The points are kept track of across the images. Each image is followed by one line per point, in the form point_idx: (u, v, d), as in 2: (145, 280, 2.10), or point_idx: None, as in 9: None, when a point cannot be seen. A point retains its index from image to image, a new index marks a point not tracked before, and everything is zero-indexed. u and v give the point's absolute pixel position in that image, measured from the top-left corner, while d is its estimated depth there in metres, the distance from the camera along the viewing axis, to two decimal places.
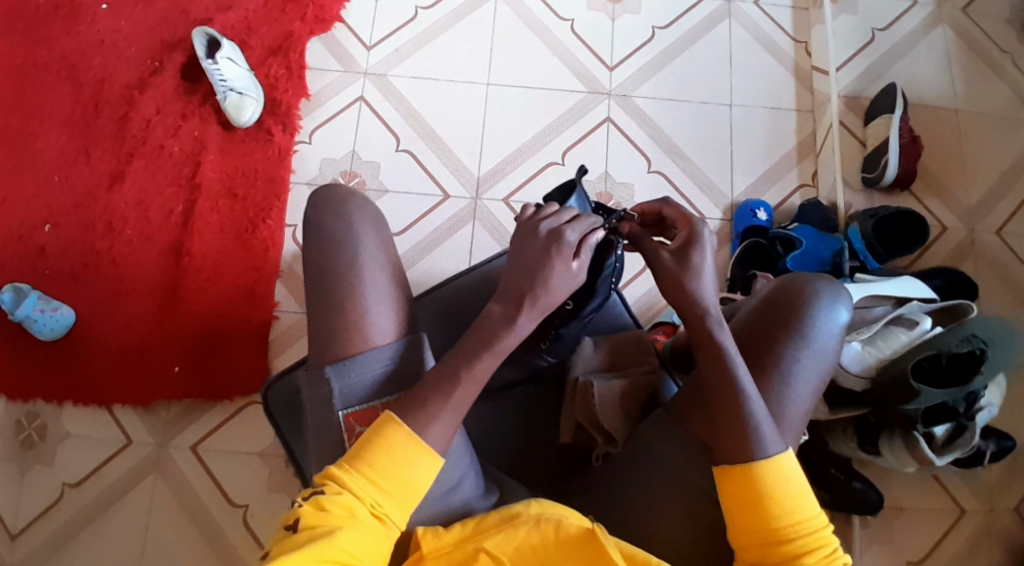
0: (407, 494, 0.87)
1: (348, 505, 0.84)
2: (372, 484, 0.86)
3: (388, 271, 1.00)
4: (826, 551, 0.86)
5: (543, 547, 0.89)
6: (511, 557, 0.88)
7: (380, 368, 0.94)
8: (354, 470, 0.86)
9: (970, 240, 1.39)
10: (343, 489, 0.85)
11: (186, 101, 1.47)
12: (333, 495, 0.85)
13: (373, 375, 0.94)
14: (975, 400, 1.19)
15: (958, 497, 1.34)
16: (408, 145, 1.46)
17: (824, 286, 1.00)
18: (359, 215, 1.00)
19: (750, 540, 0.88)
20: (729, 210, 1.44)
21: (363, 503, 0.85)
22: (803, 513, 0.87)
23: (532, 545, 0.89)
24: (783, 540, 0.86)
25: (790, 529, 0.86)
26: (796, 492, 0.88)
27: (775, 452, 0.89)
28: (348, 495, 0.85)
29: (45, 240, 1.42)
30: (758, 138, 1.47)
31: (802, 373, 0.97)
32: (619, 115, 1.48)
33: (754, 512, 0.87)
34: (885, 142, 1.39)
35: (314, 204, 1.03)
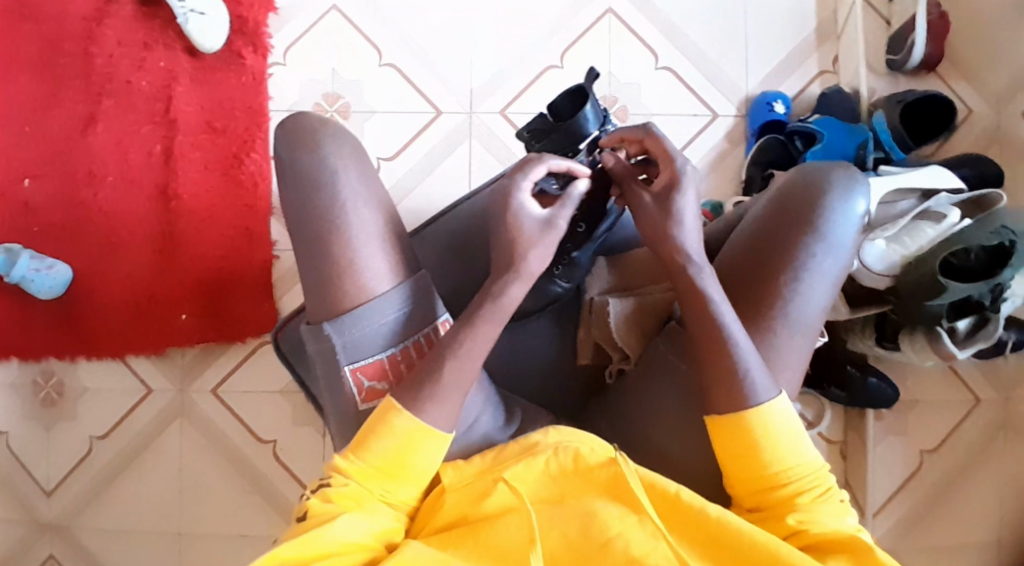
0: (415, 478, 0.86)
1: (354, 495, 0.84)
2: (377, 472, 0.85)
3: (395, 248, 0.94)
4: (818, 491, 0.85)
5: (561, 478, 0.87)
6: (532, 488, 0.87)
7: (382, 320, 0.91)
8: (358, 459, 0.85)
9: (995, 125, 1.30)
10: (347, 479, 0.85)
11: (147, 30, 1.35)
12: (338, 487, 0.84)
13: (375, 328, 0.91)
14: (1001, 292, 1.20)
15: (972, 386, 1.36)
16: (393, 58, 1.35)
17: (840, 174, 0.95)
18: (348, 185, 0.92)
19: (748, 488, 0.86)
20: (745, 105, 1.34)
21: (370, 492, 0.85)
22: (796, 463, 0.85)
23: (551, 474, 0.87)
24: (776, 488, 0.85)
25: (780, 475, 0.85)
26: (789, 444, 0.85)
27: (770, 396, 0.86)
28: (354, 485, 0.85)
29: (27, 196, 1.35)
30: (774, 20, 1.34)
31: (819, 270, 0.93)
32: (621, 5, 1.35)
33: (749, 465, 0.86)
34: (912, 19, 1.26)
35: (283, 170, 0.94)
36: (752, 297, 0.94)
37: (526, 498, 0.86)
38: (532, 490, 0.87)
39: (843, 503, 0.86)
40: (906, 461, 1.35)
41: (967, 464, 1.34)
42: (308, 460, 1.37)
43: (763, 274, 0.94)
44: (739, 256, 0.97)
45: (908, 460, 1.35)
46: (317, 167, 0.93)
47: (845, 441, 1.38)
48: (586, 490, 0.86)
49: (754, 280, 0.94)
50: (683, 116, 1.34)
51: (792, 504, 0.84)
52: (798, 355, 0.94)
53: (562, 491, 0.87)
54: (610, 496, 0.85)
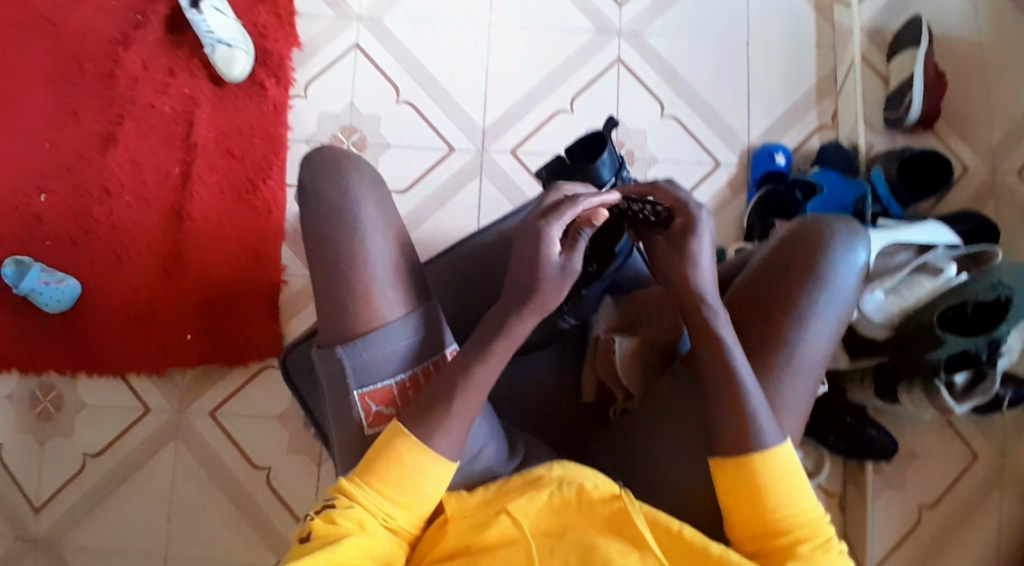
0: (419, 505, 0.85)
1: (358, 519, 0.83)
2: (383, 497, 0.84)
3: (404, 259, 0.95)
4: (824, 539, 0.85)
5: (563, 513, 0.86)
6: (534, 520, 0.85)
7: (393, 347, 0.91)
8: (364, 483, 0.85)
9: (991, 181, 1.34)
10: (353, 503, 0.84)
11: (173, 57, 1.40)
12: (343, 509, 0.83)
13: (386, 354, 0.91)
14: (997, 348, 1.18)
15: (970, 441, 1.36)
16: (409, 95, 1.40)
17: (844, 226, 0.97)
18: (366, 203, 0.94)
19: (751, 534, 0.85)
20: (746, 154, 1.38)
21: (375, 517, 0.84)
22: (802, 512, 0.85)
23: (553, 508, 0.86)
24: (778, 535, 0.84)
25: (787, 522, 0.84)
26: (797, 491, 0.85)
27: (776, 441, 0.87)
28: (359, 508, 0.84)
29: (40, 210, 1.38)
30: (777, 76, 1.40)
31: (822, 318, 0.94)
32: (629, 56, 1.41)
33: (752, 510, 0.85)
34: (909, 79, 1.32)
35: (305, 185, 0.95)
36: (755, 342, 0.95)
37: (527, 531, 0.85)
38: (534, 524, 0.86)
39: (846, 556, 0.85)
40: (904, 516, 1.34)
41: (966, 521, 1.33)
42: (301, 489, 1.35)
43: (767, 321, 0.95)
44: (743, 301, 0.98)
45: (907, 514, 1.34)
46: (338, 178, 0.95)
47: (844, 494, 1.37)
48: (591, 528, 0.85)
49: (758, 326, 0.96)
50: (687, 163, 1.38)
51: (793, 553, 0.83)
52: (801, 398, 0.95)
53: (564, 525, 0.85)
54: (615, 534, 0.84)
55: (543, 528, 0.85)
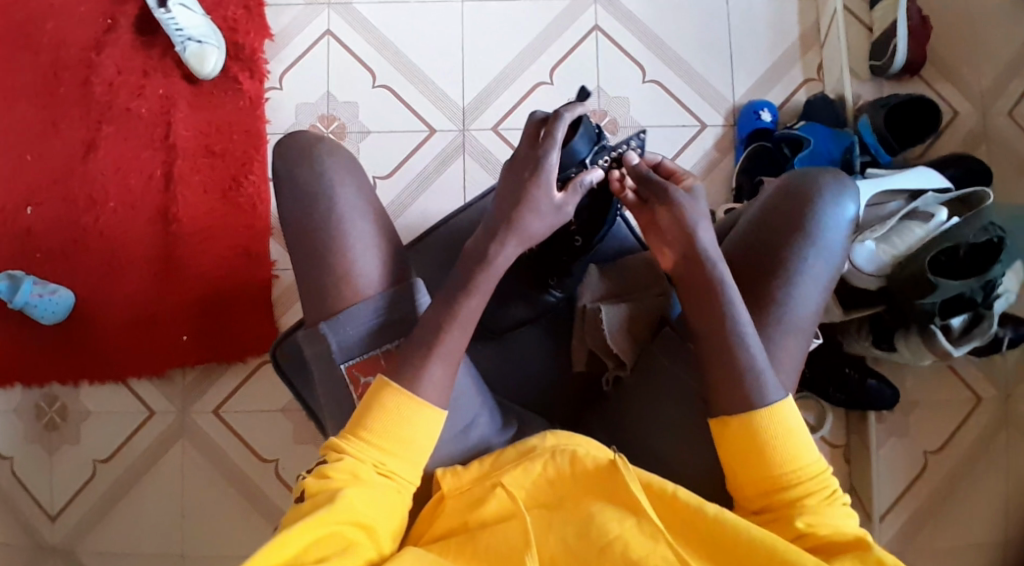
0: (413, 454, 0.85)
1: (352, 470, 0.83)
2: (375, 447, 0.84)
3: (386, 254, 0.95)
4: (825, 492, 0.84)
5: (558, 481, 0.88)
6: (529, 491, 0.88)
7: (374, 316, 0.93)
8: (356, 437, 0.85)
9: (982, 127, 1.31)
10: (345, 455, 0.84)
11: (145, 57, 1.39)
12: (336, 463, 0.83)
13: (367, 323, 0.93)
14: (992, 290, 1.18)
15: (972, 384, 1.35)
16: (386, 79, 1.38)
17: (831, 179, 0.97)
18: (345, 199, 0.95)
19: (752, 485, 0.85)
20: (732, 114, 1.36)
21: (368, 466, 0.84)
22: (802, 462, 0.84)
23: (547, 478, 0.88)
24: (782, 487, 0.84)
25: (790, 475, 0.84)
26: (794, 441, 0.85)
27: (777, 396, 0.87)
28: (352, 460, 0.84)
29: (29, 222, 1.38)
30: (758, 32, 1.37)
31: (812, 271, 0.94)
32: (606, 22, 1.38)
33: (750, 464, 0.85)
34: (893, 26, 1.28)
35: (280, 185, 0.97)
36: (747, 298, 0.95)
37: (522, 502, 0.87)
38: (529, 495, 0.88)
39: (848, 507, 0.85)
40: (908, 464, 1.35)
41: (970, 465, 1.33)
42: None
43: (758, 277, 0.95)
44: (732, 259, 0.98)
45: (911, 461, 1.34)
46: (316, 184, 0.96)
47: (848, 444, 1.38)
48: (587, 490, 0.87)
49: (749, 284, 0.96)
50: (671, 127, 1.36)
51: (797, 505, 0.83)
52: (794, 354, 0.95)
53: (560, 495, 0.87)
54: (609, 495, 0.86)
55: (539, 499, 0.88)
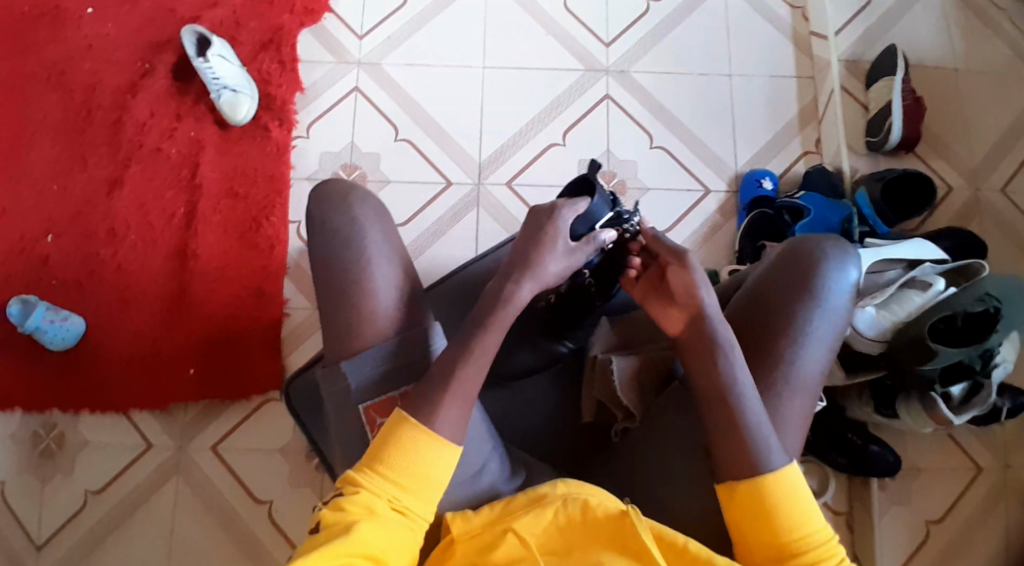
0: (428, 490, 0.87)
1: (367, 503, 0.85)
2: (391, 483, 0.86)
3: (403, 273, 1.01)
4: (834, 563, 0.86)
5: (569, 529, 0.89)
6: (539, 540, 0.89)
7: (392, 356, 0.96)
8: (373, 471, 0.87)
9: (975, 199, 1.38)
10: (361, 489, 0.86)
11: (180, 103, 1.46)
12: (352, 496, 0.85)
13: (386, 365, 0.95)
14: (990, 358, 1.21)
15: (973, 454, 1.36)
16: (407, 133, 1.45)
17: (832, 247, 1.01)
18: (371, 233, 1.01)
19: (764, 550, 0.88)
20: (734, 181, 1.43)
21: (384, 501, 0.86)
22: (808, 529, 0.87)
23: (558, 527, 0.89)
24: (793, 554, 0.86)
25: (797, 543, 0.86)
26: (801, 508, 0.88)
27: (784, 461, 0.90)
28: (367, 495, 0.86)
29: (47, 251, 1.42)
30: (760, 107, 1.46)
31: (817, 333, 0.98)
32: (617, 92, 1.47)
33: (761, 530, 0.88)
34: (887, 105, 1.38)
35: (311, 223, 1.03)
36: (755, 355, 0.99)
37: (535, 550, 0.88)
38: (540, 542, 0.89)
39: None
40: (910, 533, 1.33)
41: (972, 535, 1.32)
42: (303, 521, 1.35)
43: (766, 333, 0.99)
44: (739, 318, 1.02)
45: (913, 531, 1.33)
46: (344, 213, 1.02)
47: (850, 512, 1.37)
48: (597, 538, 0.88)
49: (757, 342, 0.99)
50: (677, 190, 1.43)
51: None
52: (799, 413, 0.98)
53: (570, 545, 0.89)
54: (620, 549, 0.87)
55: (550, 547, 0.88)
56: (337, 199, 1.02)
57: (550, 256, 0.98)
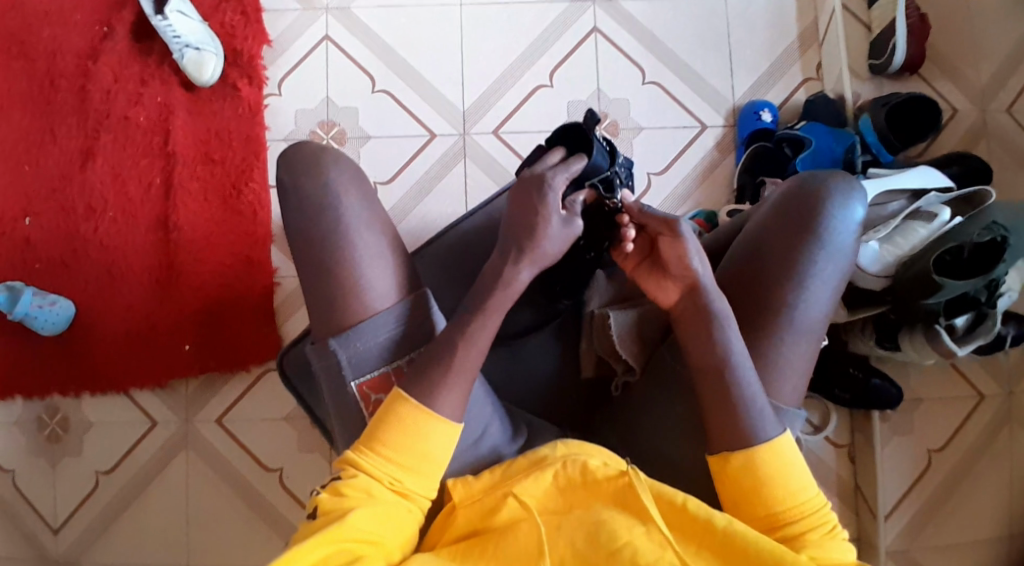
0: (429, 469, 0.87)
1: (365, 487, 0.85)
2: (389, 463, 0.86)
3: (398, 261, 0.96)
4: (826, 528, 0.87)
5: (570, 491, 0.88)
6: (541, 502, 0.87)
7: (385, 333, 0.93)
8: (369, 452, 0.86)
9: (981, 120, 1.32)
10: (358, 472, 0.86)
11: (142, 65, 1.38)
12: (350, 479, 0.85)
13: (378, 342, 0.93)
14: (996, 288, 1.19)
15: (976, 382, 1.36)
16: (385, 84, 1.37)
17: (838, 182, 0.97)
18: (350, 215, 0.94)
19: (758, 516, 0.87)
20: (732, 114, 1.36)
21: (382, 482, 0.85)
22: (802, 496, 0.87)
23: (559, 489, 0.87)
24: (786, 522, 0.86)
25: (792, 510, 0.86)
26: (794, 475, 0.87)
27: (778, 432, 0.89)
28: (364, 477, 0.85)
29: (28, 233, 1.37)
30: (759, 31, 1.37)
31: (821, 275, 0.95)
32: (606, 23, 1.38)
33: (753, 503, 0.87)
34: (892, 24, 1.29)
35: (286, 203, 0.96)
36: (757, 299, 0.96)
37: (537, 512, 0.86)
38: (540, 504, 0.87)
39: (846, 542, 0.87)
40: (914, 462, 1.35)
41: (973, 461, 1.34)
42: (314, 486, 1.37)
43: (769, 276, 0.95)
44: (740, 260, 0.99)
45: (916, 460, 1.35)
46: (322, 195, 0.95)
47: (852, 443, 1.39)
48: (597, 499, 0.87)
49: (759, 283, 0.96)
50: (673, 127, 1.36)
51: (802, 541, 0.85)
52: (800, 358, 0.95)
53: (571, 507, 0.87)
54: (622, 506, 0.86)
55: (551, 508, 0.87)
56: (314, 179, 0.95)
57: (547, 245, 0.93)
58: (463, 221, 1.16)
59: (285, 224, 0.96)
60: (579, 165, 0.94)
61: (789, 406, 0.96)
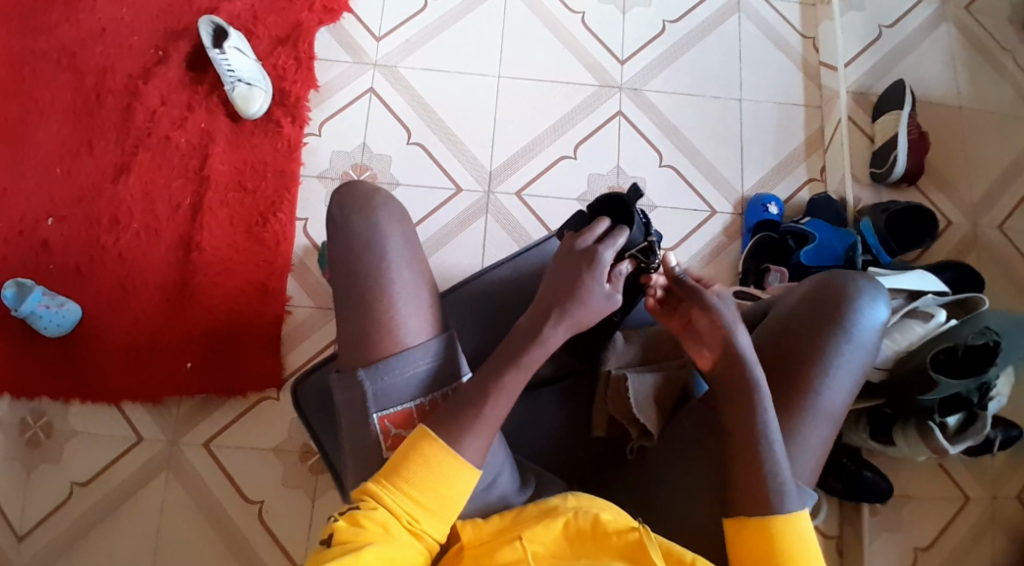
0: (445, 511, 0.90)
1: (383, 521, 0.88)
2: (408, 500, 0.89)
3: (428, 292, 1.01)
4: None
5: (578, 539, 0.90)
6: (547, 548, 0.89)
7: (411, 371, 0.97)
8: (391, 487, 0.90)
9: (973, 235, 1.42)
10: (378, 505, 0.89)
11: (192, 92, 1.45)
12: (369, 511, 0.88)
13: (405, 378, 0.96)
14: (987, 390, 1.22)
15: (964, 485, 1.38)
16: (419, 138, 1.45)
17: (865, 282, 1.02)
18: (393, 249, 1.00)
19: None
20: (740, 204, 1.45)
21: (399, 519, 0.88)
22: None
23: (568, 536, 0.90)
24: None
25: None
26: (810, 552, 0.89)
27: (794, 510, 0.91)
28: (383, 511, 0.88)
29: (47, 234, 1.39)
30: (768, 132, 1.49)
31: (845, 365, 0.99)
32: (630, 109, 1.49)
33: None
34: (894, 138, 1.41)
35: (334, 235, 1.02)
36: (783, 378, 0.99)
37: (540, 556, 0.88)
38: (548, 551, 0.89)
39: None
40: (899, 559, 1.35)
41: (959, 564, 1.35)
42: (295, 524, 1.32)
43: (793, 359, 0.99)
44: (765, 344, 1.03)
45: (902, 558, 1.35)
46: (370, 235, 1.00)
47: (841, 535, 1.38)
48: (600, 550, 0.89)
49: (785, 367, 1.00)
50: (685, 209, 1.44)
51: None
52: (819, 442, 0.98)
53: (578, 553, 0.89)
54: (626, 560, 0.89)
55: (557, 554, 0.88)
56: (363, 221, 1.01)
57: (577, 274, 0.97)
58: (486, 271, 1.18)
59: (329, 254, 1.02)
60: (623, 239, 0.98)
61: (805, 485, 0.97)
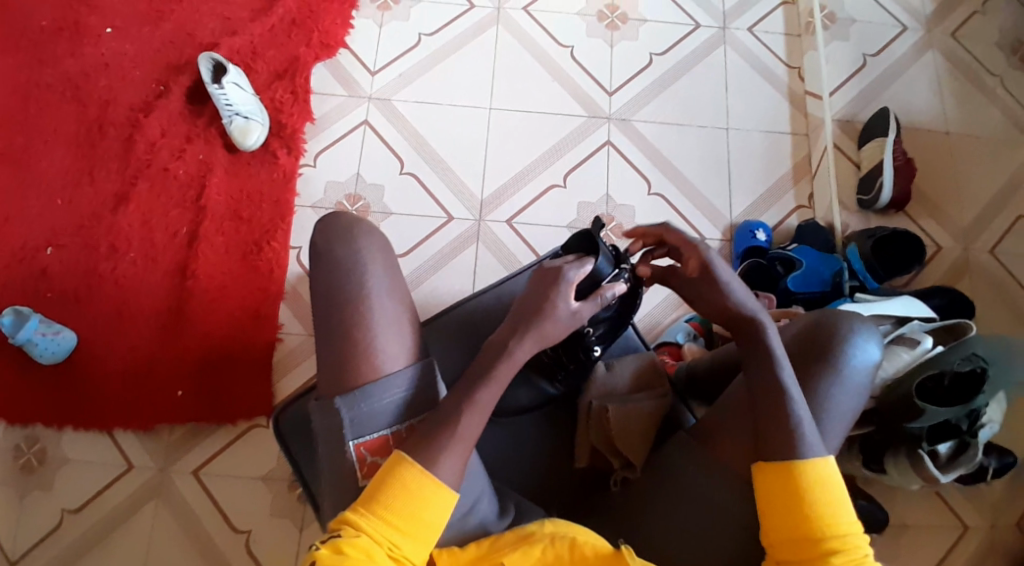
0: (425, 536, 0.85)
1: (366, 548, 0.83)
2: (388, 526, 0.84)
3: (412, 330, 0.98)
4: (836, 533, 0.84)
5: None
6: None
7: (392, 397, 0.94)
8: (370, 513, 0.85)
9: (965, 259, 1.42)
10: (360, 532, 0.84)
11: (191, 124, 1.49)
12: (350, 538, 0.83)
13: (384, 405, 0.93)
14: (977, 417, 1.20)
15: (961, 513, 1.36)
16: (412, 168, 1.48)
17: (853, 323, 0.97)
18: (373, 276, 0.99)
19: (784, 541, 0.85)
20: (728, 230, 1.46)
21: (381, 546, 0.84)
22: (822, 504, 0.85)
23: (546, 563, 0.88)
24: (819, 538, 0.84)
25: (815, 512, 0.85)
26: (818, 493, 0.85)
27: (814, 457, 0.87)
28: (366, 538, 0.83)
29: (47, 262, 1.42)
30: (756, 159, 1.51)
31: (836, 406, 0.95)
32: (619, 139, 1.51)
33: (794, 510, 0.85)
34: (879, 164, 1.43)
35: (315, 261, 1.00)
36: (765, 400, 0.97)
37: None
38: None
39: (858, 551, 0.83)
40: None
41: None
42: (278, 555, 1.32)
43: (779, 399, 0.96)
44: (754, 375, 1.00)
45: None
46: (350, 260, 0.99)
47: None
48: None
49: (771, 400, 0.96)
50: None
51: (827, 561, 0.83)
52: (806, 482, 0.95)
53: None
54: None
55: None
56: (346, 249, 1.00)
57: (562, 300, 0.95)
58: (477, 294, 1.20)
59: (309, 281, 1.00)
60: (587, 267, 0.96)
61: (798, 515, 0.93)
